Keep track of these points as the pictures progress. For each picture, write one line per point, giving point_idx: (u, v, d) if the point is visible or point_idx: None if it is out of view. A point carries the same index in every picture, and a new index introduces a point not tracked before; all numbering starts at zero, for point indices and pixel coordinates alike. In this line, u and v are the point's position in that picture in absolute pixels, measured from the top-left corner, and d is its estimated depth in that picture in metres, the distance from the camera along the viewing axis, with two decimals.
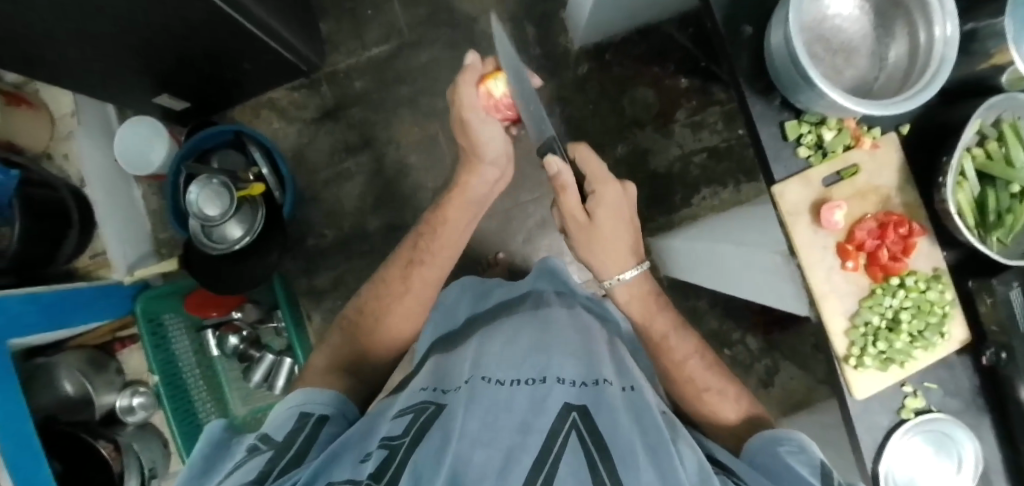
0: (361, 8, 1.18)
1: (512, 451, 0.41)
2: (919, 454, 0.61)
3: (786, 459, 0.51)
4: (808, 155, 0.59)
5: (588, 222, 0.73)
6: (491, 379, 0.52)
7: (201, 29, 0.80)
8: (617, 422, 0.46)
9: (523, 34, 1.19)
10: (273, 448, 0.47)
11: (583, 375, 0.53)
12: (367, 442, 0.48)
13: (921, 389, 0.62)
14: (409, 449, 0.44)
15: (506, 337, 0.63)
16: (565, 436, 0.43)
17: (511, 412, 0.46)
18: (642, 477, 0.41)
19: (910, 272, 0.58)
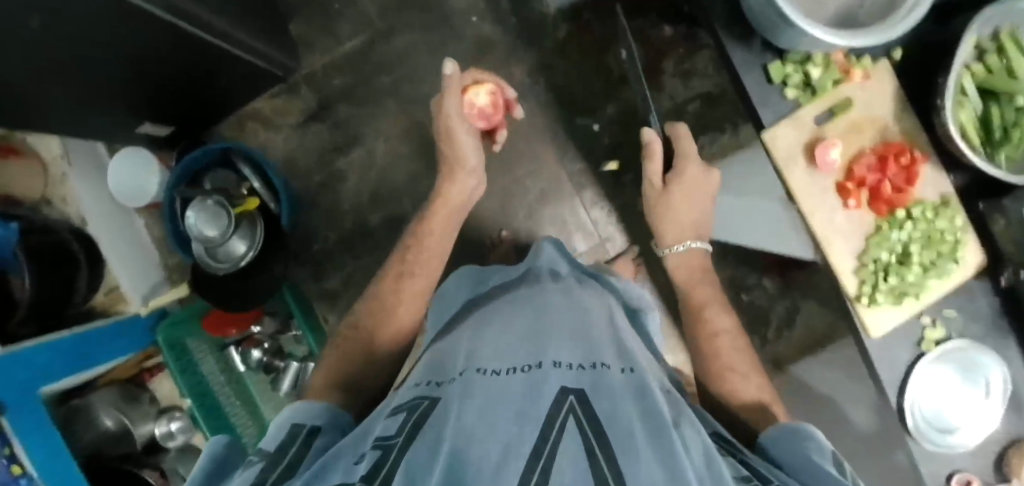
0: (328, 2, 1.15)
1: (508, 445, 0.37)
2: (944, 383, 0.60)
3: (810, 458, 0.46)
4: (797, 96, 0.56)
5: (662, 190, 0.81)
6: (485, 371, 0.50)
7: (170, 53, 0.79)
8: (616, 405, 0.43)
9: (497, 4, 1.15)
10: (263, 460, 0.42)
11: (581, 360, 0.51)
12: (361, 444, 0.44)
13: (939, 319, 0.61)
14: (402, 450, 0.40)
15: (502, 328, 0.61)
16: (563, 420, 0.40)
17: (506, 403, 0.43)
18: (644, 456, 0.37)
19: (916, 203, 0.57)
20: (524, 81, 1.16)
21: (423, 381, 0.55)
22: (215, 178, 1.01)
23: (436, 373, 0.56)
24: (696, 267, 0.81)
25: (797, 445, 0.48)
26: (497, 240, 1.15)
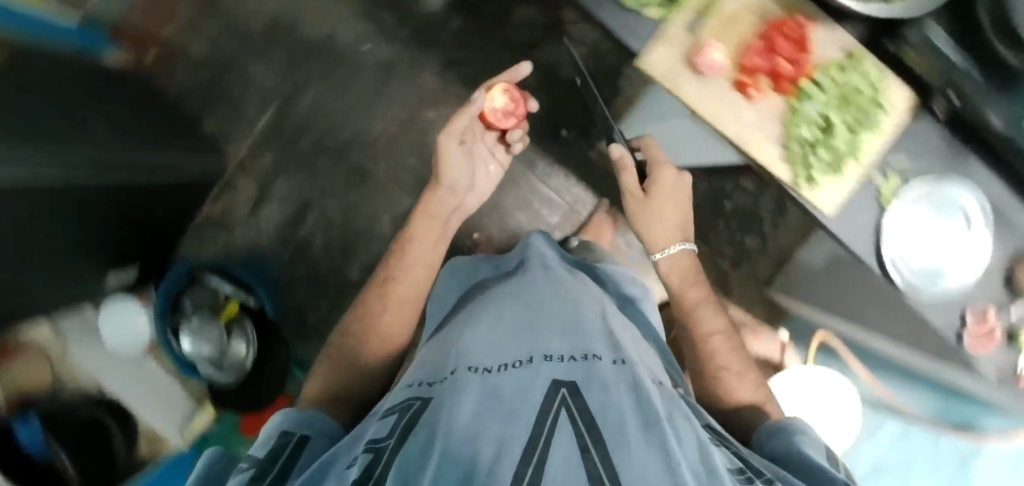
0: (228, 88, 1.14)
1: (503, 438, 0.38)
2: (921, 227, 0.58)
3: (801, 448, 0.47)
4: (662, 13, 0.54)
5: (643, 198, 0.73)
6: (477, 367, 0.52)
7: (96, 206, 0.80)
8: (608, 398, 0.44)
9: (382, 23, 1.13)
10: (253, 468, 0.46)
11: (575, 349, 0.52)
12: (355, 448, 0.47)
13: (891, 171, 0.58)
14: (394, 449, 0.43)
15: (489, 322, 0.62)
16: (554, 417, 0.41)
17: (497, 398, 0.44)
18: (632, 446, 0.38)
19: (819, 68, 0.54)
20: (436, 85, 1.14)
21: (421, 378, 0.57)
22: (195, 295, 1.02)
23: (433, 368, 0.58)
24: (689, 265, 0.71)
25: (788, 438, 0.49)
26: (472, 245, 1.14)
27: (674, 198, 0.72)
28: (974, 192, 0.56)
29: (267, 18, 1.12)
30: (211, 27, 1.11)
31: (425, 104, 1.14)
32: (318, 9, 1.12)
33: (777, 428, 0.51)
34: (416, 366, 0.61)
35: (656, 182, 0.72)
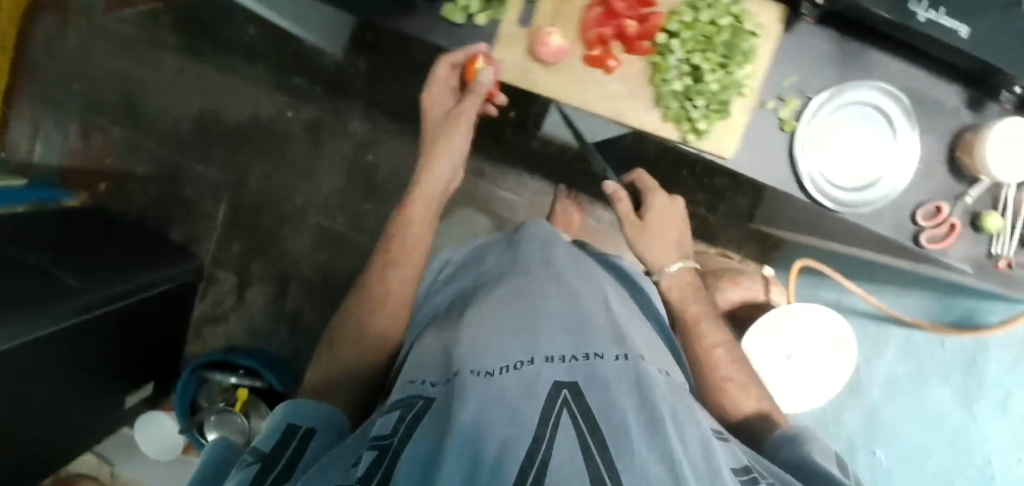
0: (181, 193, 1.16)
1: (505, 442, 0.30)
2: (833, 140, 0.55)
3: (812, 454, 0.43)
4: (488, 17, 0.53)
5: (640, 221, 0.68)
6: (478, 368, 0.38)
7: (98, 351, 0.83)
8: (614, 403, 0.36)
9: (297, 87, 1.12)
10: (259, 461, 0.35)
11: (576, 347, 0.42)
12: (356, 441, 0.37)
13: (786, 93, 0.54)
14: (401, 444, 0.33)
15: (487, 302, 0.51)
16: (554, 422, 0.33)
17: (498, 397, 0.35)
18: (647, 463, 0.30)
19: (669, 17, 0.51)
20: (366, 131, 1.13)
21: (423, 373, 0.44)
22: (208, 392, 1.09)
23: (430, 360, 0.45)
24: (694, 287, 0.67)
25: (801, 444, 0.45)
26: None
27: (671, 226, 0.69)
28: (874, 90, 0.53)
29: (193, 120, 1.14)
30: (149, 145, 1.15)
31: (363, 148, 1.14)
32: (235, 95, 1.13)
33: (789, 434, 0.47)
34: (421, 348, 0.50)
35: (655, 210, 0.69)
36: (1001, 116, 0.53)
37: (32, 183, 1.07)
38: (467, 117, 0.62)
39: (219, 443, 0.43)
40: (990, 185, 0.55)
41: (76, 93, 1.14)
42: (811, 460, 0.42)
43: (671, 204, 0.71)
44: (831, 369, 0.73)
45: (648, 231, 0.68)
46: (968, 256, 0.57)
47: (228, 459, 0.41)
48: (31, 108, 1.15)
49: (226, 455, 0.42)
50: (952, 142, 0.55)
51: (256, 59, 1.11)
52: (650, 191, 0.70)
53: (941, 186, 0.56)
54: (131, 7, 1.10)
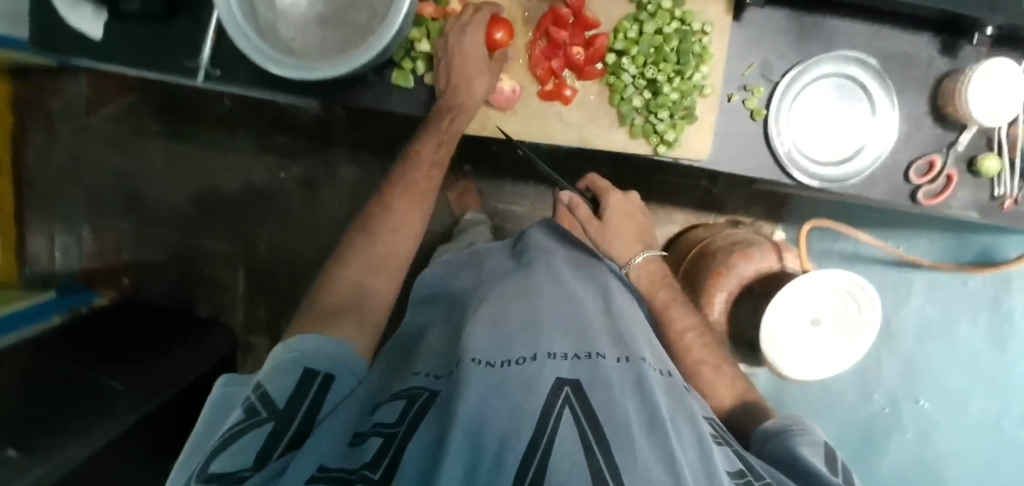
0: (199, 268, 1.15)
1: (504, 436, 0.33)
2: (807, 117, 0.54)
3: (798, 448, 0.42)
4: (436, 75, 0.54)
5: (600, 222, 0.65)
6: (479, 357, 0.39)
7: (163, 439, 0.81)
8: (617, 397, 0.36)
9: (281, 145, 1.10)
10: (273, 421, 0.38)
11: (577, 343, 0.41)
12: (361, 422, 0.40)
13: (750, 83, 0.53)
14: (405, 436, 0.36)
15: (489, 297, 0.50)
16: (557, 418, 0.34)
17: (502, 395, 0.36)
18: (642, 459, 0.32)
19: (614, 36, 0.51)
20: (358, 174, 1.09)
21: (428, 365, 0.45)
22: None
23: (439, 353, 0.46)
24: (663, 280, 0.64)
25: (788, 437, 0.44)
26: None
27: (631, 222, 0.66)
28: (841, 60, 0.52)
29: (192, 202, 1.14)
30: (157, 232, 1.16)
31: (358, 194, 1.10)
32: (226, 165, 1.12)
33: (778, 427, 0.46)
34: (428, 346, 0.50)
35: (613, 207, 0.65)
36: (977, 56, 0.52)
37: (62, 295, 1.09)
38: (495, 69, 0.51)
39: (227, 378, 0.46)
40: (981, 127, 0.53)
41: (78, 197, 1.16)
42: (795, 456, 0.41)
43: (630, 200, 0.67)
44: (835, 354, 0.70)
45: (607, 229, 0.65)
46: (972, 201, 0.55)
47: (242, 388, 0.44)
48: (39, 220, 1.17)
49: (241, 380, 0.45)
50: (933, 92, 0.53)
51: (236, 128, 1.10)
52: (609, 188, 0.66)
53: (929, 138, 0.54)
54: (109, 103, 1.12)
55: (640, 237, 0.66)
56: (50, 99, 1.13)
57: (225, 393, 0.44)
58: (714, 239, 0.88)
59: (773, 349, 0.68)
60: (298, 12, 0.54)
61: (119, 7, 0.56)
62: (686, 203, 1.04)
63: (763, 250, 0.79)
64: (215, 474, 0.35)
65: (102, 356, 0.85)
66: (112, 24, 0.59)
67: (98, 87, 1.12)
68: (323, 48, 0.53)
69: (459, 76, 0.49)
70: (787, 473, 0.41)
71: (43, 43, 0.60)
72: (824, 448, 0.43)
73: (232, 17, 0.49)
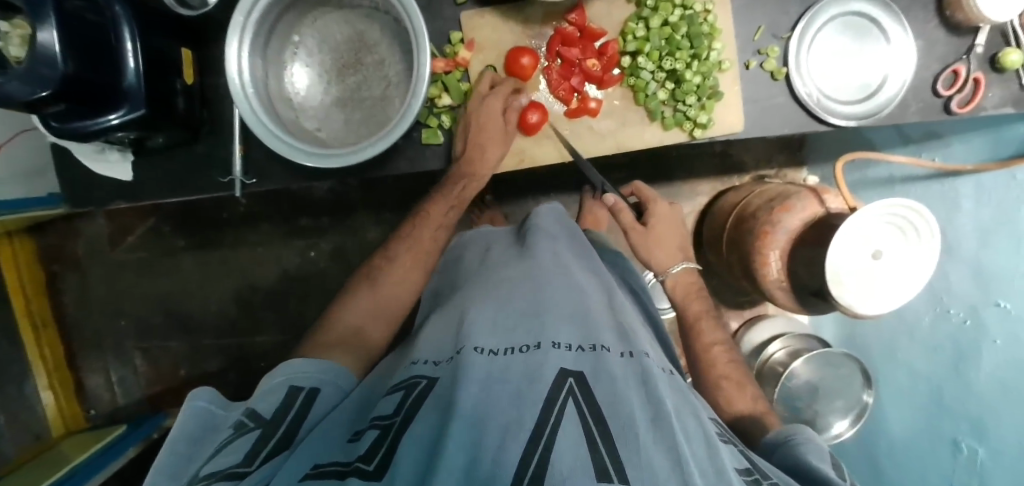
0: (255, 363, 1.15)
1: (507, 429, 0.32)
2: (825, 62, 0.55)
3: (806, 454, 0.46)
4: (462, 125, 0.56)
5: (646, 230, 0.70)
6: (482, 345, 0.40)
7: None
8: (621, 390, 0.36)
9: (304, 226, 1.11)
10: (258, 426, 0.40)
11: (585, 335, 0.42)
12: (360, 421, 0.40)
13: (763, 45, 0.54)
14: (401, 426, 0.35)
15: (490, 286, 0.50)
16: (562, 405, 0.34)
17: (502, 382, 0.36)
18: (647, 451, 0.32)
19: (624, 38, 0.52)
20: (384, 233, 1.10)
21: (427, 352, 0.46)
22: None
23: (443, 338, 0.46)
24: (698, 290, 0.69)
25: (794, 444, 0.47)
26: None
27: (676, 234, 0.71)
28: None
29: (234, 303, 1.16)
30: (207, 340, 1.17)
31: None
32: (256, 260, 1.14)
33: (780, 438, 0.50)
34: (427, 330, 0.50)
35: (656, 217, 0.71)
36: None
37: (135, 427, 1.10)
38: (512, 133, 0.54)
39: (202, 392, 0.44)
40: (994, 25, 0.53)
41: (124, 328, 1.18)
42: (805, 461, 0.44)
43: (674, 213, 0.72)
44: (907, 280, 0.69)
45: (650, 237, 0.69)
46: (1008, 97, 0.55)
47: (220, 413, 0.44)
48: (92, 359, 1.19)
49: (217, 400, 0.45)
50: (938, 3, 0.54)
51: (258, 222, 1.12)
52: (653, 203, 0.72)
53: (948, 49, 0.54)
54: (131, 233, 1.15)
55: (681, 249, 0.71)
56: (74, 245, 1.16)
57: (204, 413, 0.43)
58: (749, 200, 0.89)
59: (847, 295, 0.66)
60: (315, 102, 0.55)
61: (146, 145, 0.58)
62: (708, 172, 1.05)
63: (802, 198, 0.78)
64: (203, 474, 0.35)
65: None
66: (139, 162, 0.61)
67: (116, 221, 1.14)
68: (349, 129, 0.55)
69: (475, 141, 0.53)
70: (805, 476, 0.43)
71: (79, 199, 0.62)
72: (825, 453, 0.47)
73: (260, 122, 0.49)
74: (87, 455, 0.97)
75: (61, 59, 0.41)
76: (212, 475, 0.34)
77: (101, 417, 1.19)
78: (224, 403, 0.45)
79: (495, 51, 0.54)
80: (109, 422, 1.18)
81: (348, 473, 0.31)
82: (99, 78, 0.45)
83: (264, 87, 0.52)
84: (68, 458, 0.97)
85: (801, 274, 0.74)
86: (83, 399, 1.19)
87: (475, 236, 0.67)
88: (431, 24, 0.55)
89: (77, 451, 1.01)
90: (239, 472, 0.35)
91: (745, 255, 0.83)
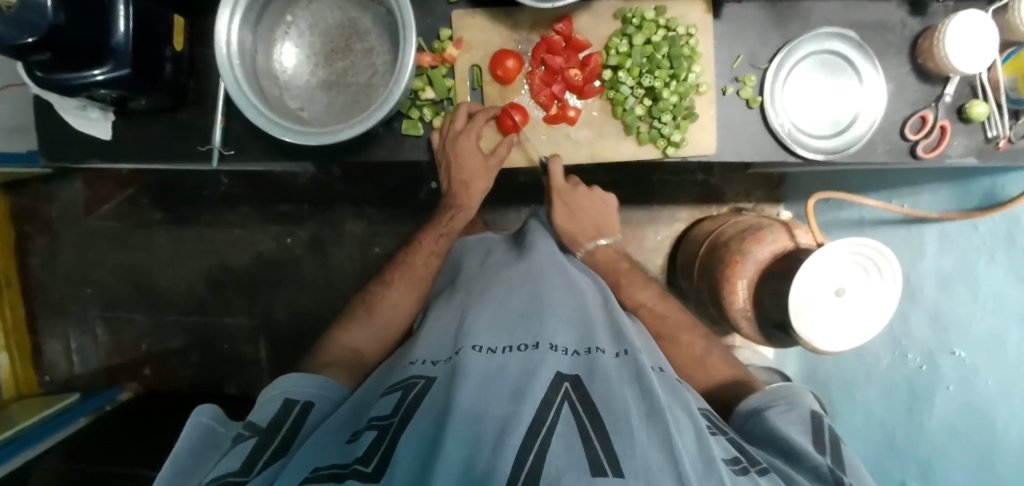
0: (219, 345, 1.14)
1: (504, 422, 0.32)
2: (800, 96, 0.57)
3: (785, 427, 0.43)
4: (443, 120, 0.57)
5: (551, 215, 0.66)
6: (481, 344, 0.41)
7: None
8: (616, 387, 0.37)
9: (284, 211, 1.11)
10: (257, 435, 0.39)
11: (579, 340, 0.44)
12: (357, 423, 0.39)
13: (740, 73, 0.56)
14: (400, 426, 0.35)
15: (494, 289, 0.51)
16: (558, 408, 0.34)
17: (500, 381, 0.37)
18: (640, 442, 0.31)
19: (606, 53, 0.54)
20: (364, 227, 1.10)
21: (425, 354, 0.46)
22: None
23: (440, 342, 0.47)
24: (621, 265, 0.66)
25: (774, 416, 0.45)
26: None
27: (583, 213, 0.66)
28: (819, 38, 0.55)
29: (204, 283, 1.14)
30: (173, 316, 1.15)
31: (367, 246, 1.10)
32: (232, 241, 1.13)
33: (755, 405, 0.47)
34: (424, 335, 0.50)
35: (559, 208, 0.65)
36: (946, 12, 0.55)
37: (87, 397, 1.07)
38: (491, 165, 0.58)
39: (205, 408, 0.43)
40: (962, 76, 0.55)
41: (89, 296, 1.16)
42: (785, 436, 0.42)
43: (575, 191, 0.64)
44: (870, 317, 0.70)
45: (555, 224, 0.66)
46: (971, 147, 0.57)
47: (221, 431, 0.43)
48: (52, 324, 1.16)
49: (217, 416, 0.44)
50: (911, 51, 0.56)
51: (238, 204, 1.11)
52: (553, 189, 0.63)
53: (918, 96, 0.57)
54: (108, 201, 1.14)
55: (589, 227, 0.67)
56: (48, 208, 1.14)
57: (204, 427, 0.42)
58: (724, 229, 0.90)
59: (807, 325, 0.67)
60: (300, 82, 0.56)
61: (128, 106, 0.58)
62: (687, 199, 1.07)
63: (774, 230, 0.79)
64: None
65: (135, 450, 0.82)
66: (119, 123, 0.61)
67: (94, 187, 1.13)
68: (332, 112, 0.55)
69: (460, 178, 0.60)
70: (783, 452, 0.41)
71: (53, 153, 0.61)
72: (809, 418, 0.45)
73: (242, 94, 0.50)
74: (36, 420, 0.94)
75: (51, 7, 0.41)
76: (209, 483, 0.34)
77: (54, 385, 1.16)
78: (226, 422, 0.44)
79: (482, 50, 0.56)
80: (61, 390, 1.15)
81: (346, 475, 0.30)
82: (85, 31, 0.45)
83: (251, 60, 0.52)
84: (14, 422, 0.94)
85: (767, 303, 0.75)
86: (37, 365, 1.16)
87: (473, 244, 0.67)
88: (423, 21, 0.56)
89: (24, 415, 0.98)
90: (235, 480, 0.34)
91: (714, 282, 0.84)
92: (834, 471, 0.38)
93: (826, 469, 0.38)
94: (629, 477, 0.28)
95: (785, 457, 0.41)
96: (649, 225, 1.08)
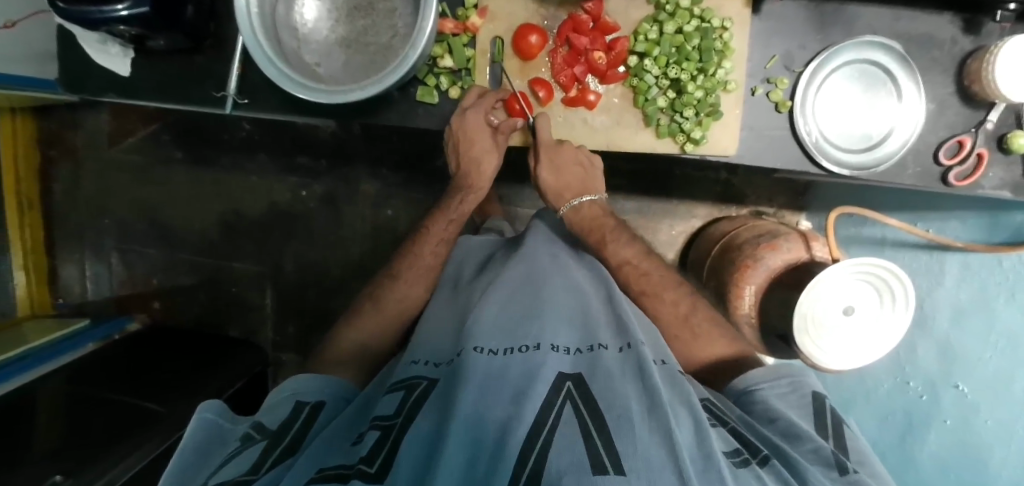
0: (227, 289, 1.16)
1: (505, 426, 0.31)
2: (831, 108, 0.54)
3: (776, 405, 0.44)
4: (460, 91, 0.56)
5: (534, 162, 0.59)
6: (482, 345, 0.40)
7: None
8: (620, 386, 0.36)
9: (301, 164, 1.11)
10: (265, 438, 0.40)
11: (580, 337, 0.43)
12: (361, 426, 0.39)
13: (773, 75, 0.53)
14: (402, 429, 0.34)
15: (494, 286, 0.49)
16: (561, 409, 0.34)
17: (501, 382, 0.36)
18: (640, 438, 0.30)
19: (633, 38, 0.53)
20: (378, 188, 1.10)
21: (426, 354, 0.45)
22: None
23: (442, 343, 0.46)
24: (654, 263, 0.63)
25: (765, 396, 0.45)
26: None
27: (567, 170, 0.58)
28: (860, 47, 0.52)
29: (217, 227, 1.16)
30: (185, 255, 1.18)
31: (379, 208, 1.10)
32: (248, 188, 1.14)
33: (753, 384, 0.47)
34: (426, 332, 0.50)
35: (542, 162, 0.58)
36: (1001, 34, 0.51)
37: (98, 323, 1.10)
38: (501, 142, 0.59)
39: (212, 405, 0.44)
40: (1008, 104, 0.52)
41: (106, 226, 1.19)
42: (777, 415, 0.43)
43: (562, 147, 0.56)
44: (881, 337, 0.67)
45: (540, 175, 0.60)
46: (1006, 180, 0.54)
47: (228, 427, 0.43)
48: (70, 250, 1.20)
49: (221, 412, 0.44)
50: (958, 70, 0.53)
51: (257, 151, 1.12)
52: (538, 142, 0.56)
53: (956, 118, 0.53)
54: (131, 135, 1.15)
55: (575, 183, 0.59)
56: (74, 136, 1.16)
57: (210, 425, 0.42)
58: (740, 232, 0.87)
59: (816, 344, 0.65)
60: (320, 36, 0.54)
61: (146, 44, 0.58)
62: (706, 198, 1.05)
63: (790, 239, 0.76)
64: None
65: (135, 381, 0.85)
66: (139, 60, 0.61)
67: (119, 120, 1.15)
68: (348, 71, 0.54)
69: (471, 153, 0.60)
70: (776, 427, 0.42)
71: (73, 83, 0.62)
72: (801, 400, 0.45)
73: (258, 46, 0.49)
74: (46, 340, 0.98)
75: None
76: None
77: (67, 308, 1.20)
78: (230, 417, 0.44)
79: (505, 23, 0.54)
80: (74, 313, 1.19)
81: (350, 475, 0.31)
82: None
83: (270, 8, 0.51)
84: (26, 340, 0.98)
85: (772, 314, 0.73)
86: (53, 289, 1.20)
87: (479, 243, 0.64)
88: None
89: (37, 333, 1.02)
90: (244, 479, 0.34)
91: (721, 284, 0.82)
92: (836, 455, 0.38)
93: (829, 451, 0.38)
94: (630, 476, 0.28)
95: (777, 431, 0.42)
96: (664, 219, 1.06)
